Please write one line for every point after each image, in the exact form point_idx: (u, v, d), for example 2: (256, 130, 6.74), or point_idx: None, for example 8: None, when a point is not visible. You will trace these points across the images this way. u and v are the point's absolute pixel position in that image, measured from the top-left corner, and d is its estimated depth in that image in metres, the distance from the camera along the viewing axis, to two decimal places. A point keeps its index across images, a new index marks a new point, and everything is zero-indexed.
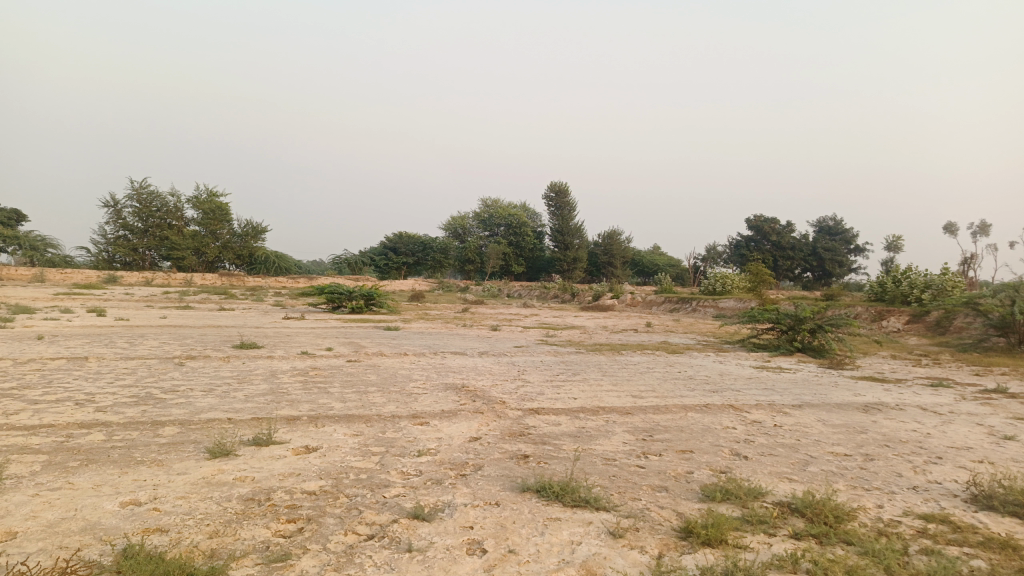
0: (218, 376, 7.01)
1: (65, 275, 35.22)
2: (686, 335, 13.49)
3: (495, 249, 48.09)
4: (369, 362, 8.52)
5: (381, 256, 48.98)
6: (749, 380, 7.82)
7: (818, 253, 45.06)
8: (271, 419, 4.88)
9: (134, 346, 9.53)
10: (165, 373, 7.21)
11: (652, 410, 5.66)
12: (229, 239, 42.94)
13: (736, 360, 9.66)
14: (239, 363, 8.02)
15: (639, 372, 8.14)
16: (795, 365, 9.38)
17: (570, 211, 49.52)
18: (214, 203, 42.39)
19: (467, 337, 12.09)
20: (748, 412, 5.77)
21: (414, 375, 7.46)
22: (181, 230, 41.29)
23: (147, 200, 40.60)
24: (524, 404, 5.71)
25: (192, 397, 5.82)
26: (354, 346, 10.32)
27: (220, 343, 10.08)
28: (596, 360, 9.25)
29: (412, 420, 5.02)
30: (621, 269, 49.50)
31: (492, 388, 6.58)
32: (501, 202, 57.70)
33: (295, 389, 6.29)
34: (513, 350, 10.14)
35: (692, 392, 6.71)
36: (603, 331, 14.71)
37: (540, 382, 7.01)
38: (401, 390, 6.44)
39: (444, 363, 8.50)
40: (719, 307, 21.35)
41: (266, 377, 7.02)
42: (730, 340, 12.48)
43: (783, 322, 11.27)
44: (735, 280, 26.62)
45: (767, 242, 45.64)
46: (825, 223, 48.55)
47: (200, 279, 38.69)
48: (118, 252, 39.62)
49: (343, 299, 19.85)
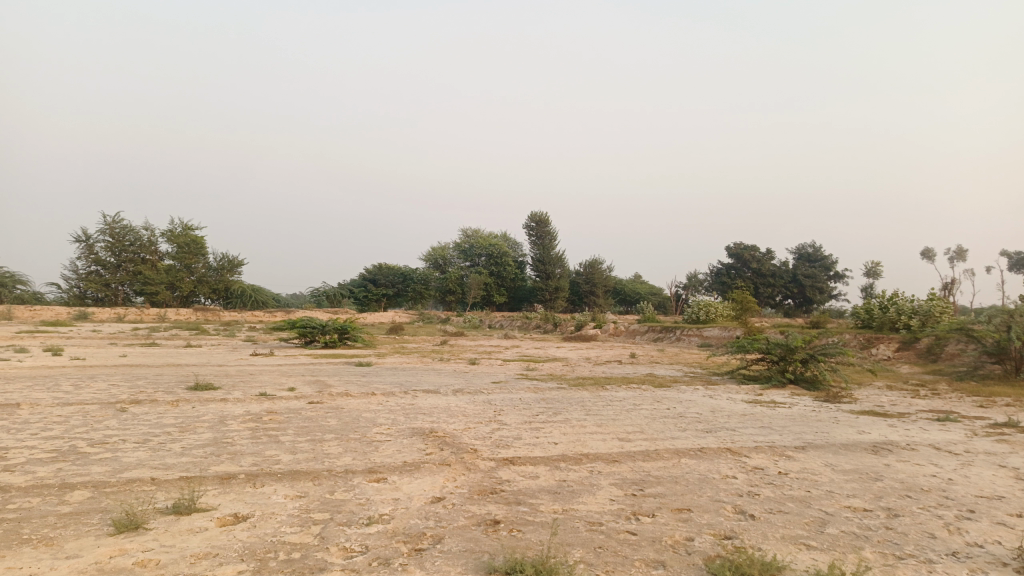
0: (158, 424, 6.28)
1: (34, 312, 34.17)
2: (671, 368, 12.92)
3: (475, 279, 47.57)
4: (333, 403, 7.83)
5: (360, 288, 48.22)
6: (743, 417, 7.22)
7: (798, 279, 45.02)
8: (202, 480, 4.20)
9: (78, 390, 8.75)
10: (101, 421, 6.48)
11: (641, 457, 5.04)
12: (204, 273, 41.96)
13: (727, 395, 9.07)
14: (188, 408, 7.28)
15: (625, 410, 7.52)
16: (789, 399, 8.81)
17: (551, 241, 49.32)
18: (189, 237, 41.67)
19: (442, 373, 11.43)
20: (748, 457, 5.17)
21: (379, 418, 6.78)
22: (154, 264, 40.45)
23: (120, 234, 39.82)
24: (498, 453, 5.06)
25: (122, 451, 5.12)
26: (320, 385, 9.60)
27: (173, 384, 9.33)
28: (578, 396, 8.61)
29: (367, 477, 4.37)
30: (603, 299, 49.11)
31: (463, 432, 5.94)
32: (481, 232, 57.33)
33: (242, 440, 5.58)
34: (490, 387, 9.49)
35: (684, 434, 6.11)
36: (586, 364, 14.08)
37: (517, 425, 6.36)
38: (361, 437, 5.77)
39: (414, 403, 7.82)
40: (703, 336, 20.86)
41: (213, 424, 6.30)
42: (719, 372, 11.91)
43: (774, 352, 10.74)
44: (719, 308, 26.20)
45: (747, 269, 45.60)
46: (804, 251, 48.55)
47: (174, 314, 37.69)
48: (90, 288, 38.65)
49: (316, 334, 19.10)
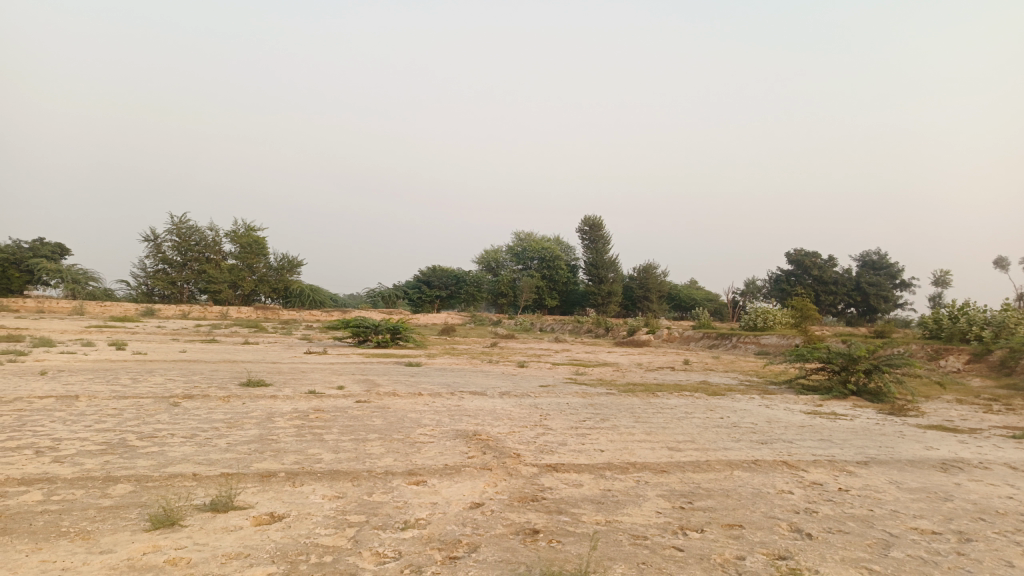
0: (207, 419, 6.35)
1: (105, 308, 35.54)
2: (726, 375, 12.55)
3: (528, 282, 47.50)
4: (379, 403, 7.81)
5: (414, 289, 48.66)
6: (801, 429, 6.90)
7: (862, 287, 43.52)
8: (242, 477, 4.18)
9: (135, 384, 8.95)
10: (154, 415, 6.58)
11: (690, 468, 4.82)
12: (264, 273, 43.00)
13: (784, 405, 8.72)
14: (238, 404, 7.36)
15: (676, 418, 7.28)
16: (851, 411, 8.41)
17: (605, 244, 48.91)
18: (251, 237, 42.77)
19: (490, 375, 11.35)
20: (806, 471, 4.90)
21: (424, 419, 6.71)
22: (218, 264, 41.65)
23: (186, 234, 41.13)
24: (542, 459, 4.92)
25: (169, 445, 5.16)
26: (368, 384, 9.62)
27: (227, 380, 9.49)
28: (628, 402, 8.39)
29: (406, 479, 4.28)
30: (658, 304, 48.42)
31: (507, 436, 5.82)
32: (534, 235, 57.26)
33: (286, 437, 5.58)
34: (538, 390, 9.35)
35: (738, 445, 5.85)
36: (637, 369, 13.81)
37: (563, 430, 6.21)
38: (404, 438, 5.70)
39: (460, 405, 7.74)
40: (760, 344, 20.29)
41: (259, 421, 6.33)
42: (776, 381, 11.49)
43: (835, 362, 10.30)
44: (778, 316, 25.47)
45: (808, 276, 44.33)
46: (869, 258, 46.94)
47: (235, 312, 38.70)
48: (157, 286, 40.02)
49: (369, 333, 19.28)
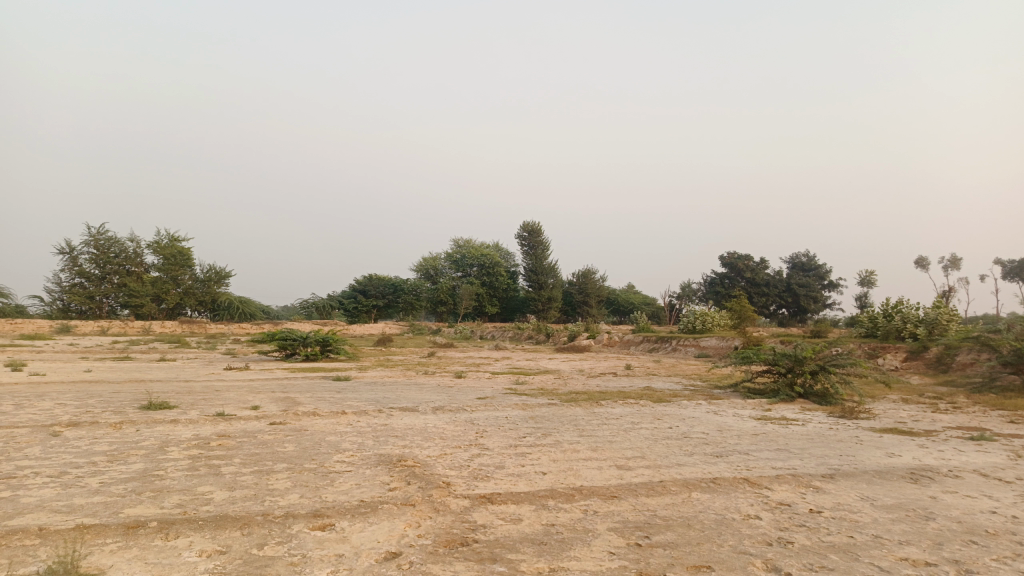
0: (86, 452, 5.43)
1: (15, 326, 33.15)
2: (670, 380, 12.11)
3: (466, 289, 46.74)
4: (296, 425, 7.01)
5: (350, 298, 47.29)
6: (756, 438, 6.42)
7: (793, 289, 44.44)
8: (100, 530, 3.36)
9: (16, 411, 7.85)
10: (23, 448, 5.62)
11: (644, 492, 4.23)
12: (191, 285, 40.99)
13: (733, 411, 8.29)
14: (131, 432, 6.44)
15: (623, 430, 6.71)
16: (801, 415, 8.03)
17: (543, 250, 48.63)
18: (176, 248, 40.82)
19: (424, 388, 10.60)
20: (770, 490, 4.38)
21: (343, 443, 5.94)
22: (140, 276, 39.51)
23: (105, 246, 38.93)
24: (475, 488, 4.25)
25: (27, 487, 4.27)
26: (288, 403, 8.75)
27: (126, 404, 8.47)
28: (570, 414, 7.79)
29: (309, 523, 3.55)
30: (597, 308, 48.40)
31: (436, 460, 5.13)
32: (472, 242, 56.56)
33: (177, 473, 4.74)
34: (474, 403, 8.68)
35: (692, 459, 5.31)
36: (579, 376, 13.24)
37: (499, 450, 5.55)
38: (317, 467, 4.95)
39: (387, 424, 6.99)
40: (701, 347, 20.10)
41: (148, 452, 5.46)
42: (722, 385, 11.10)
43: (781, 364, 9.96)
44: (716, 317, 25.44)
45: (741, 278, 45.01)
46: (798, 260, 48.06)
47: (160, 326, 36.69)
48: (73, 301, 37.61)
49: (297, 346, 18.26)
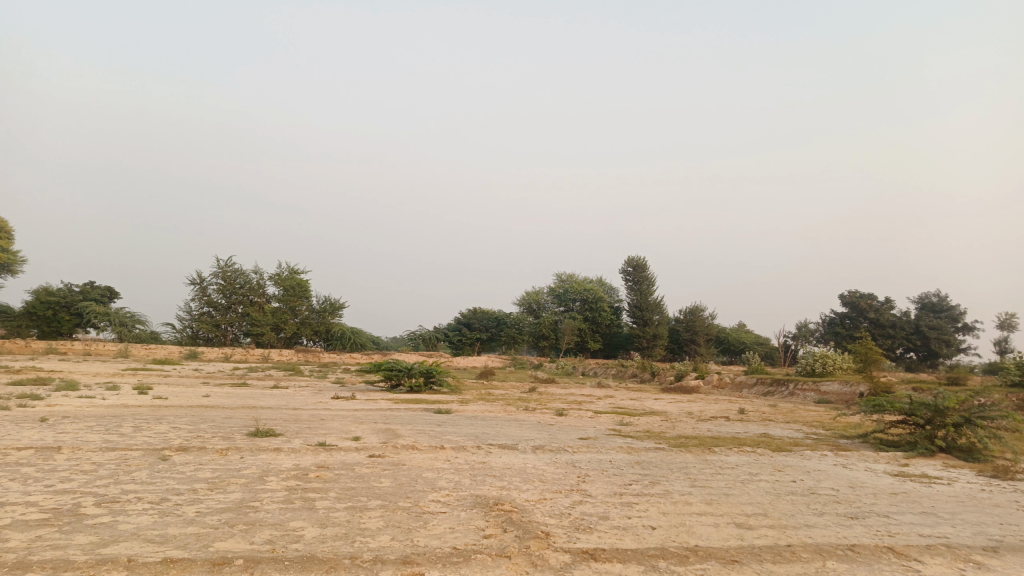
0: (189, 478, 5.47)
1: (149, 350, 35.55)
2: (789, 428, 11.22)
3: (570, 325, 46.31)
4: (394, 459, 6.85)
5: (454, 332, 47.89)
6: (896, 498, 5.69)
7: (922, 331, 41.29)
8: (185, 565, 3.25)
9: (133, 433, 8.14)
10: (132, 471, 5.73)
11: (769, 558, 3.72)
12: (307, 315, 42.72)
13: (864, 465, 7.48)
14: (235, 460, 6.49)
15: (740, 481, 6.13)
16: (946, 473, 7.14)
17: (649, 286, 47.63)
18: (295, 280, 42.81)
19: (525, 425, 10.30)
20: (920, 564, 3.76)
21: (441, 481, 5.71)
22: (261, 307, 41.59)
23: (231, 277, 41.35)
24: (578, 541, 3.89)
25: (127, 514, 4.27)
26: (388, 435, 8.66)
27: (235, 430, 8.64)
28: (678, 460, 7.25)
29: (397, 571, 3.30)
30: (705, 347, 46.71)
31: (535, 506, 4.79)
32: (576, 277, 56.25)
33: (272, 506, 4.64)
34: (577, 444, 8.28)
35: (822, 521, 4.71)
36: (688, 419, 12.54)
37: (604, 498, 5.15)
38: (411, 507, 4.72)
39: (485, 462, 6.73)
40: (821, 392, 18.76)
41: (248, 481, 5.43)
42: (849, 435, 10.16)
43: (919, 414, 9.00)
44: (838, 360, 23.82)
45: (863, 319, 42.31)
46: (928, 300, 44.76)
47: (277, 354, 38.37)
48: (201, 329, 40.03)
49: (402, 377, 18.47)
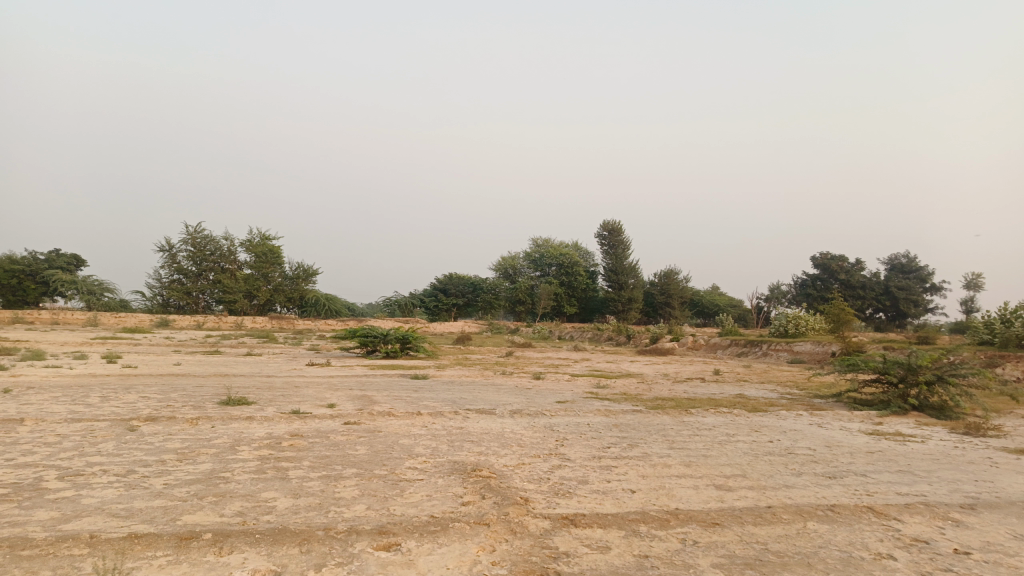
0: (158, 449, 5.32)
1: (119, 319, 34.93)
2: (764, 388, 11.30)
3: (545, 289, 46.32)
4: (369, 425, 6.74)
5: (430, 297, 47.70)
6: (872, 456, 5.72)
7: (891, 292, 41.97)
8: (151, 541, 3.12)
9: (100, 403, 7.93)
10: (98, 442, 5.56)
11: (751, 520, 3.68)
12: (280, 282, 42.19)
13: (839, 424, 7.53)
14: (205, 429, 6.34)
15: (718, 443, 6.12)
16: (920, 431, 7.21)
17: (624, 250, 47.68)
18: (267, 246, 42.17)
19: (502, 389, 10.24)
20: (900, 523, 3.75)
21: (417, 447, 5.62)
22: (233, 273, 40.95)
23: (201, 244, 40.61)
24: (557, 507, 3.82)
25: (91, 487, 4.12)
26: (364, 402, 8.55)
27: (206, 399, 8.46)
28: (657, 422, 7.24)
29: (373, 542, 3.20)
30: (680, 310, 47.07)
31: (514, 471, 4.72)
32: (552, 241, 56.14)
33: (244, 476, 4.51)
34: (555, 407, 8.22)
35: (801, 481, 4.70)
36: (665, 381, 12.58)
37: (583, 462, 5.09)
38: (387, 475, 4.62)
39: (462, 427, 6.64)
40: (794, 352, 18.97)
41: (219, 451, 5.29)
42: (823, 395, 10.25)
43: (892, 373, 9.09)
44: (810, 321, 24.09)
45: (834, 281, 42.86)
46: (897, 261, 45.42)
47: (251, 322, 37.95)
48: (172, 296, 39.37)
49: (377, 343, 18.32)
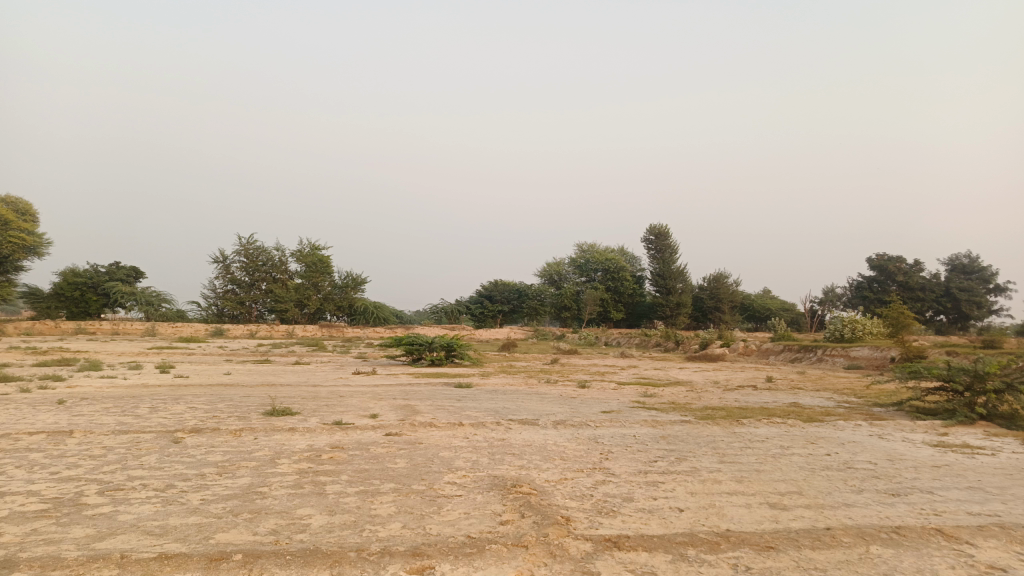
0: (199, 462, 5.30)
1: (175, 329, 35.87)
2: (819, 396, 10.88)
3: (592, 295, 45.94)
4: (410, 437, 6.64)
5: (476, 304, 47.80)
6: (939, 471, 5.38)
7: (952, 293, 40.41)
8: (180, 562, 3.04)
9: (148, 414, 8.02)
10: (142, 456, 5.58)
11: (808, 544, 3.44)
12: (330, 291, 42.77)
13: (901, 435, 7.15)
14: (247, 441, 6.33)
15: (772, 456, 5.84)
16: (989, 443, 6.78)
17: (672, 254, 46.99)
18: (317, 256, 42.85)
19: (546, 398, 10.07)
20: (974, 549, 3.45)
21: (457, 461, 5.50)
22: (284, 283, 41.70)
23: (253, 255, 41.49)
24: (600, 528, 3.64)
25: (130, 503, 4.10)
26: (407, 412, 8.47)
27: (251, 409, 8.50)
28: (706, 433, 6.97)
29: (405, 565, 3.07)
30: (730, 315, 46.16)
31: (556, 487, 4.54)
32: (598, 246, 55.72)
33: (281, 492, 4.43)
34: (600, 417, 8.02)
35: (862, 499, 4.41)
36: (714, 389, 12.24)
37: (628, 477, 4.89)
38: (425, 490, 4.50)
39: (505, 439, 6.49)
40: (850, 358, 18.33)
41: (258, 465, 5.25)
42: (882, 403, 9.80)
43: (958, 381, 8.62)
44: (867, 325, 23.29)
45: (891, 283, 41.48)
46: (958, 261, 43.75)
47: (302, 330, 38.57)
48: (226, 306, 40.27)
49: (423, 351, 18.34)
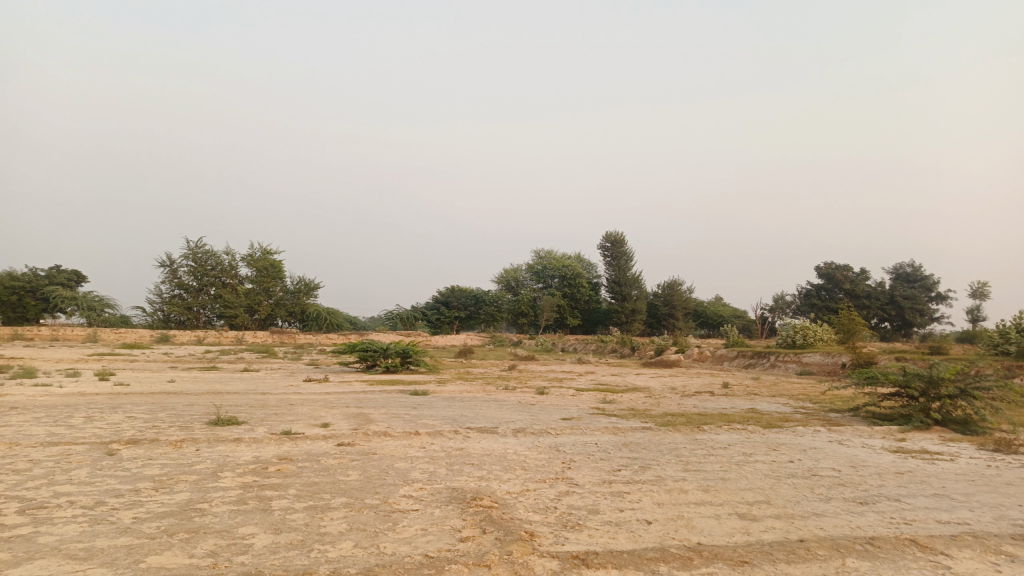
0: (133, 476, 4.93)
1: (119, 335, 34.60)
2: (776, 402, 10.89)
3: (548, 301, 45.93)
4: (364, 447, 6.35)
5: (432, 310, 47.35)
6: (903, 478, 5.32)
7: (896, 301, 41.55)
8: None
9: (81, 425, 7.53)
10: (72, 470, 5.18)
11: (782, 557, 3.29)
12: (282, 296, 41.83)
13: (861, 441, 7.13)
14: (189, 453, 5.96)
15: (737, 464, 5.71)
16: (947, 448, 6.80)
17: (627, 261, 47.28)
18: (268, 260, 41.89)
19: (504, 405, 9.86)
20: (949, 560, 3.35)
21: (413, 472, 5.23)
22: (234, 288, 40.65)
23: (202, 259, 40.34)
24: (565, 544, 3.43)
25: (52, 523, 3.73)
26: (360, 421, 8.15)
27: (195, 419, 8.08)
28: (668, 441, 6.84)
29: None
30: (684, 321, 46.65)
31: (518, 500, 4.33)
32: (554, 253, 55.80)
33: (222, 508, 4.11)
34: (560, 425, 7.82)
35: (831, 508, 4.30)
36: (673, 395, 12.18)
37: (593, 487, 4.70)
38: (379, 505, 4.23)
39: (463, 448, 6.24)
40: (803, 364, 18.56)
41: (199, 478, 4.90)
42: (839, 409, 9.85)
43: (913, 387, 8.69)
44: (818, 332, 23.68)
45: (839, 291, 42.47)
46: (902, 270, 45.04)
47: (252, 336, 37.60)
48: (172, 312, 39.04)
49: (377, 357, 17.95)
